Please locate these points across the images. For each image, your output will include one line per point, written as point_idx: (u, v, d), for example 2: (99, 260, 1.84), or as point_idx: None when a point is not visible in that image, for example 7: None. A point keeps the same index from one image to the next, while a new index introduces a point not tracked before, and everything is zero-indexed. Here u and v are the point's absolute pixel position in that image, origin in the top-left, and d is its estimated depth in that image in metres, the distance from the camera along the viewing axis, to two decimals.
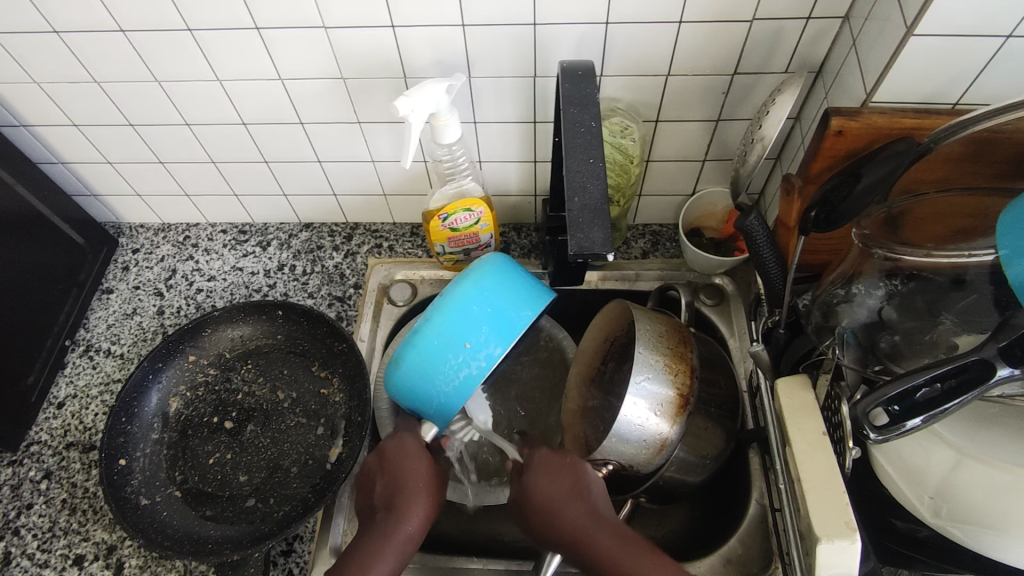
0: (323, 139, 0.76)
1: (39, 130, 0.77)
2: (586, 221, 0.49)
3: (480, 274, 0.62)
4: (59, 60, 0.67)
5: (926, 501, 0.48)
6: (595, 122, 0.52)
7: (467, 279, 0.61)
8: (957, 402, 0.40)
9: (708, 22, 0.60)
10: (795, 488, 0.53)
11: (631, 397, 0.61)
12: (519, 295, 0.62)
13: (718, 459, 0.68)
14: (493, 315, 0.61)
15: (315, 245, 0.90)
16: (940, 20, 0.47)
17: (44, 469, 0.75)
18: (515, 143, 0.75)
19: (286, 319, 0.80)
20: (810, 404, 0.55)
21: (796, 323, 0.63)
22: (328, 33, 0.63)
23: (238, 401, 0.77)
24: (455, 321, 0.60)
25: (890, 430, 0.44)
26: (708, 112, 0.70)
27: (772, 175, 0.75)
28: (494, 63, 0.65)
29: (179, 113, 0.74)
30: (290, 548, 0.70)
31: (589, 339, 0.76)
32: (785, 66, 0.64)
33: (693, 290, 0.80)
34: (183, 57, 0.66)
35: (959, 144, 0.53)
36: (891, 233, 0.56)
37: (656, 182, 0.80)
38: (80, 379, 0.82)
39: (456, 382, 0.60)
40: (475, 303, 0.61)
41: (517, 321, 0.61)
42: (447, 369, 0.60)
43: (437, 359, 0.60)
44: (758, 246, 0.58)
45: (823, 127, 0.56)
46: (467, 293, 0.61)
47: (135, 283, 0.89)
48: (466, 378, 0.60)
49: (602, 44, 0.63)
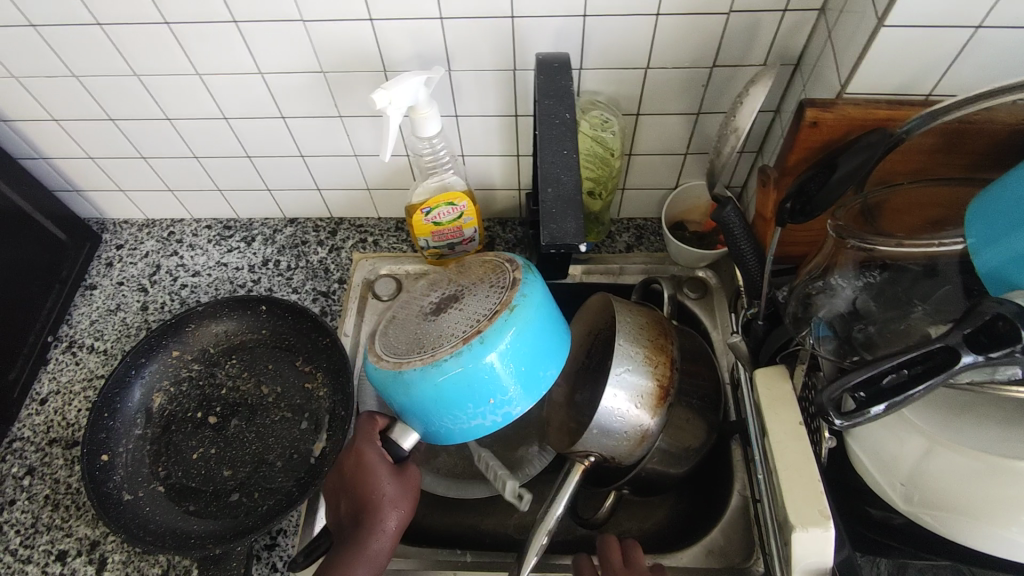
0: (305, 134, 0.76)
1: (18, 125, 0.77)
2: (559, 210, 0.49)
3: (525, 324, 0.53)
4: (35, 54, 0.67)
5: (899, 488, 0.49)
6: (570, 113, 0.52)
7: (513, 323, 0.53)
8: (923, 388, 0.40)
9: (686, 15, 0.60)
10: (772, 477, 0.53)
11: (611, 389, 0.61)
12: (551, 352, 0.56)
13: (699, 451, 0.68)
14: (525, 373, 0.54)
15: (300, 240, 0.90)
16: (911, 11, 0.48)
17: (27, 465, 0.75)
18: (497, 137, 0.75)
19: (270, 314, 0.80)
20: (786, 394, 0.56)
21: (775, 316, 0.63)
22: (305, 26, 0.63)
23: (222, 396, 0.77)
24: (488, 375, 0.52)
25: (855, 417, 0.43)
26: (689, 105, 0.70)
27: (752, 169, 0.76)
28: (473, 56, 0.65)
29: (159, 107, 0.74)
30: (274, 542, 0.70)
31: (574, 329, 0.75)
32: (763, 58, 0.64)
33: (676, 283, 0.80)
34: (160, 50, 0.66)
35: (931, 136, 0.53)
36: (867, 224, 0.56)
37: (638, 176, 0.80)
38: (63, 375, 0.81)
39: (466, 425, 0.55)
40: (514, 358, 0.53)
41: (541, 381, 0.56)
42: (463, 417, 0.54)
43: (455, 406, 0.53)
44: (735, 237, 0.58)
45: (798, 118, 0.56)
46: (512, 344, 0.53)
47: (119, 279, 0.89)
48: (476, 427, 0.55)
49: (581, 37, 0.63)
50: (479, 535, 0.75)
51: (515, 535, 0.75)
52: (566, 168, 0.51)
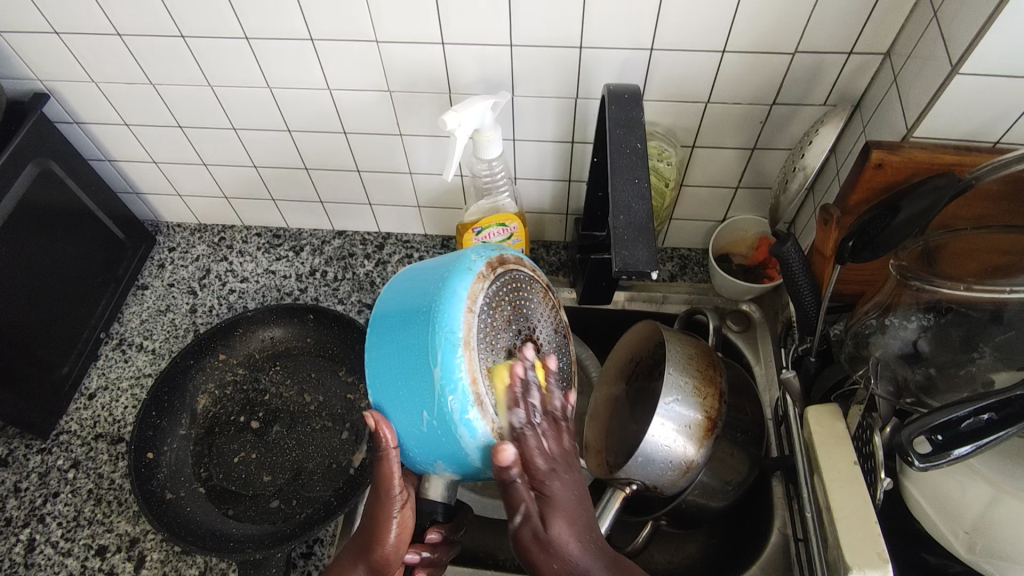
0: (364, 150, 0.78)
1: (90, 127, 0.80)
2: (631, 239, 0.51)
3: (398, 290, 0.50)
4: (117, 61, 0.70)
5: (961, 536, 0.50)
6: (641, 143, 0.55)
7: (393, 291, 0.51)
8: (998, 436, 0.44)
9: (751, 53, 0.61)
10: (825, 517, 0.53)
11: (659, 418, 0.61)
12: (401, 297, 0.49)
13: (741, 486, 0.67)
14: (400, 320, 0.48)
15: (347, 252, 0.92)
16: (985, 60, 0.49)
17: (71, 458, 0.77)
18: (551, 162, 0.77)
19: (316, 323, 0.81)
20: (840, 433, 0.56)
21: (826, 352, 0.65)
22: (379, 46, 0.65)
23: (265, 401, 0.78)
24: (396, 333, 0.47)
25: (936, 459, 0.46)
26: (745, 140, 0.71)
27: (805, 205, 0.76)
28: (538, 83, 0.67)
29: (227, 117, 0.76)
30: (311, 550, 0.70)
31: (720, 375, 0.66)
32: (824, 99, 0.65)
33: (720, 315, 0.80)
34: (238, 63, 0.68)
35: (998, 183, 0.54)
36: (930, 267, 0.56)
37: (687, 207, 0.81)
38: (112, 371, 0.83)
39: (414, 387, 0.45)
40: (392, 310, 0.49)
41: (397, 330, 0.47)
42: (414, 380, 0.45)
43: (407, 383, 0.46)
44: (793, 273, 0.59)
45: (862, 160, 0.57)
46: (392, 301, 0.50)
47: (169, 280, 0.91)
48: (417, 387, 0.45)
49: (645, 70, 0.64)
50: (513, 559, 0.74)
51: None
52: (638, 197, 0.53)
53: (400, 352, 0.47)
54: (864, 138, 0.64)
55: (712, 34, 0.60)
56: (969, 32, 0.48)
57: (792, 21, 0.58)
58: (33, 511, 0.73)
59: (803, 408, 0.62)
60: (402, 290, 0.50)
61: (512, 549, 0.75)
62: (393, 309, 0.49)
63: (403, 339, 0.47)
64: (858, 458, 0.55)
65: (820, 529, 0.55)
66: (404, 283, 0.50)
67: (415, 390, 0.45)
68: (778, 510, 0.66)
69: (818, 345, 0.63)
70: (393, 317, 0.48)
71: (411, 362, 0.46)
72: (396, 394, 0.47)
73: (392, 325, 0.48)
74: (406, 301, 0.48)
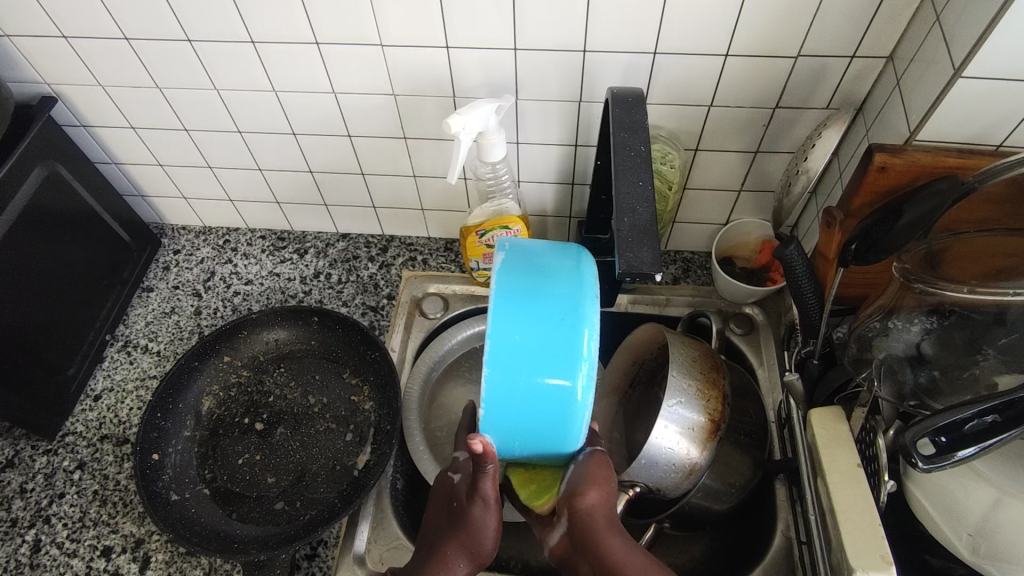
0: (369, 153, 0.78)
1: (97, 131, 0.80)
2: (634, 240, 0.51)
3: (511, 276, 0.43)
4: (125, 66, 0.71)
5: (965, 538, 0.51)
6: (644, 146, 0.55)
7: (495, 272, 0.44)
8: (1003, 437, 0.44)
9: (754, 57, 0.62)
10: (829, 520, 0.53)
11: (662, 421, 0.62)
12: (520, 284, 0.43)
13: (744, 488, 0.68)
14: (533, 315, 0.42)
15: (351, 255, 0.92)
16: (988, 63, 0.49)
17: (77, 459, 0.77)
18: (555, 165, 0.77)
19: (321, 325, 0.82)
20: (844, 436, 0.56)
21: (829, 355, 0.65)
22: (384, 51, 0.65)
23: (270, 403, 0.78)
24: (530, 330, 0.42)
25: (939, 461, 0.46)
26: (748, 143, 0.71)
27: (808, 208, 0.77)
28: (542, 87, 0.67)
29: (233, 121, 0.77)
30: (315, 552, 0.70)
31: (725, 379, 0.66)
32: (827, 102, 0.65)
33: (723, 318, 0.80)
34: (244, 67, 0.69)
35: (1001, 186, 0.54)
36: (932, 270, 0.56)
37: (690, 210, 0.81)
38: (117, 373, 0.84)
39: (546, 399, 0.42)
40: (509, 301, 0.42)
41: (527, 330, 0.42)
42: (544, 391, 0.42)
43: (541, 391, 0.42)
44: (796, 275, 0.59)
45: (865, 162, 0.57)
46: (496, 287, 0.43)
47: (174, 282, 0.91)
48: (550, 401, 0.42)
49: (648, 74, 0.65)
50: (514, 560, 0.74)
51: (548, 562, 0.74)
52: (642, 200, 0.53)
53: (533, 355, 0.41)
54: (866, 141, 0.64)
55: (715, 38, 0.60)
56: (973, 34, 0.48)
57: (796, 24, 0.58)
58: (39, 512, 0.74)
59: (806, 411, 0.62)
60: (511, 276, 0.43)
61: (515, 552, 0.75)
62: (517, 303, 0.42)
63: (538, 338, 0.41)
64: (862, 461, 0.55)
65: (824, 532, 0.55)
66: (510, 269, 0.44)
67: (552, 402, 0.42)
68: (782, 513, 0.66)
69: (821, 348, 0.63)
70: (517, 312, 0.42)
71: (552, 370, 0.41)
72: (520, 405, 0.42)
73: (520, 323, 0.42)
74: (535, 293, 0.42)
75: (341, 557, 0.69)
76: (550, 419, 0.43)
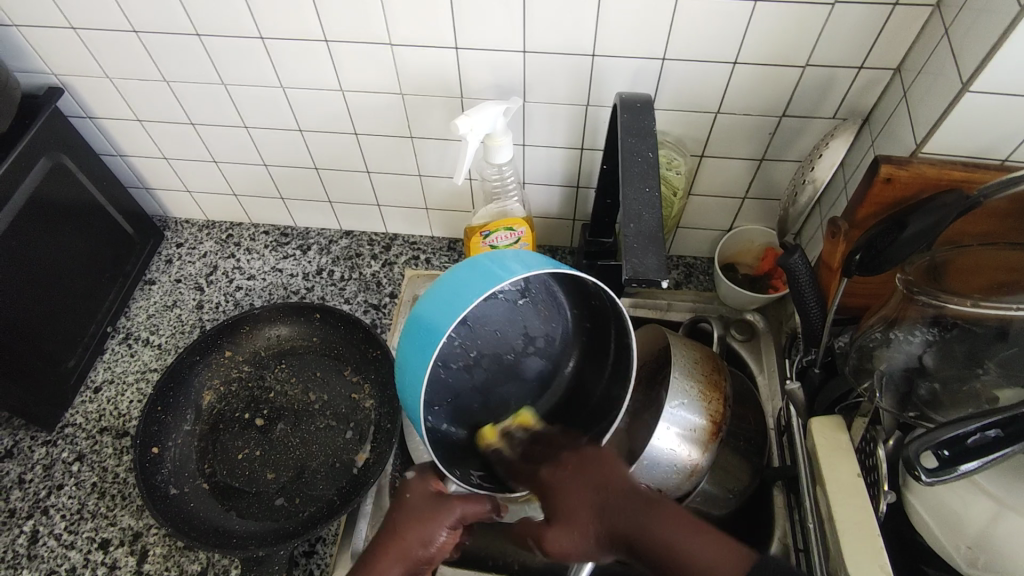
0: (375, 152, 0.79)
1: (103, 122, 0.80)
2: (641, 248, 0.51)
3: (505, 256, 0.49)
4: (133, 58, 0.71)
5: (964, 551, 0.51)
6: (652, 152, 0.55)
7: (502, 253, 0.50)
8: (1007, 451, 0.44)
9: (762, 65, 0.62)
10: (828, 528, 0.54)
11: (664, 422, 0.62)
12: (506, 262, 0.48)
13: (742, 495, 0.68)
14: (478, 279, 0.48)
15: (354, 252, 0.92)
16: (997, 78, 0.49)
17: (76, 451, 0.77)
18: (561, 168, 0.77)
19: (323, 322, 0.82)
20: (844, 445, 0.56)
21: (830, 365, 0.65)
22: (393, 50, 0.65)
23: (270, 399, 0.78)
24: (466, 285, 0.48)
25: (942, 474, 0.46)
26: (754, 151, 0.71)
27: (812, 217, 0.77)
28: (550, 90, 0.67)
29: (239, 116, 0.77)
30: (313, 549, 0.71)
31: (722, 376, 0.66)
32: (834, 112, 0.66)
33: (725, 323, 0.80)
34: (253, 64, 0.69)
35: (1007, 200, 0.54)
36: (935, 282, 0.56)
37: (693, 216, 0.82)
38: (117, 365, 0.84)
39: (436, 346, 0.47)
40: (490, 263, 0.49)
41: (469, 289, 0.48)
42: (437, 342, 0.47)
43: (432, 336, 0.48)
44: (800, 284, 0.59)
45: (871, 174, 0.58)
46: (488, 258, 0.49)
47: (177, 276, 0.91)
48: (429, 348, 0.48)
49: (657, 79, 0.65)
50: (512, 561, 0.74)
51: (544, 565, 0.74)
52: (649, 207, 0.53)
53: (446, 305, 0.48)
54: (872, 152, 0.64)
55: (724, 45, 0.61)
56: (981, 49, 0.48)
57: (806, 33, 0.58)
58: (37, 503, 0.74)
59: (806, 419, 0.62)
60: (507, 257, 0.49)
61: (512, 554, 0.75)
62: (497, 265, 0.48)
63: (464, 297, 0.47)
64: (862, 471, 0.56)
65: (822, 539, 0.55)
66: (516, 257, 0.49)
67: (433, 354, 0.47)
68: (779, 519, 0.66)
69: (823, 357, 0.63)
70: (483, 271, 0.48)
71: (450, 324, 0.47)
72: (418, 345, 0.49)
73: (474, 279, 0.48)
74: (494, 271, 0.48)
75: (338, 554, 0.69)
76: (423, 362, 0.48)
